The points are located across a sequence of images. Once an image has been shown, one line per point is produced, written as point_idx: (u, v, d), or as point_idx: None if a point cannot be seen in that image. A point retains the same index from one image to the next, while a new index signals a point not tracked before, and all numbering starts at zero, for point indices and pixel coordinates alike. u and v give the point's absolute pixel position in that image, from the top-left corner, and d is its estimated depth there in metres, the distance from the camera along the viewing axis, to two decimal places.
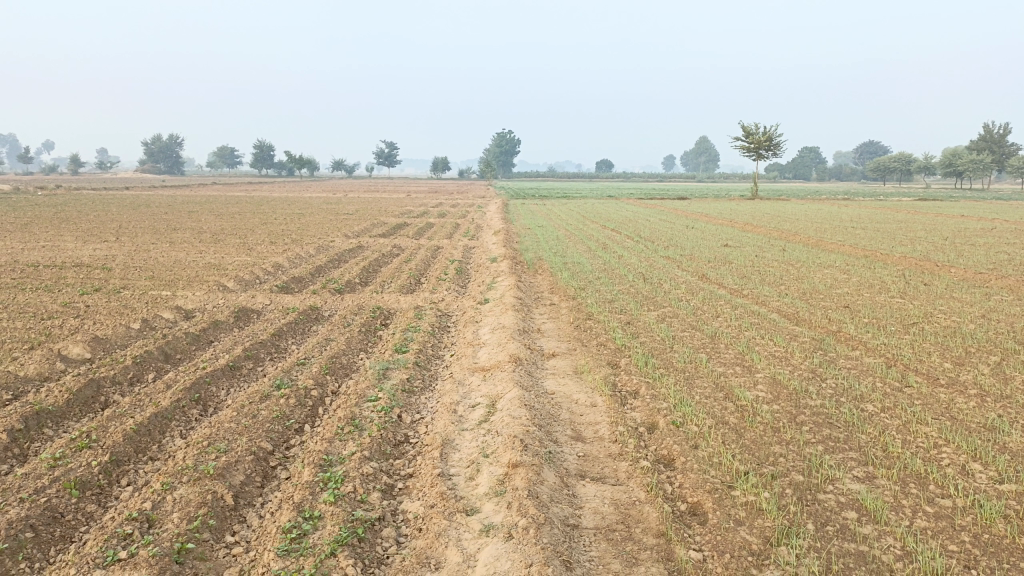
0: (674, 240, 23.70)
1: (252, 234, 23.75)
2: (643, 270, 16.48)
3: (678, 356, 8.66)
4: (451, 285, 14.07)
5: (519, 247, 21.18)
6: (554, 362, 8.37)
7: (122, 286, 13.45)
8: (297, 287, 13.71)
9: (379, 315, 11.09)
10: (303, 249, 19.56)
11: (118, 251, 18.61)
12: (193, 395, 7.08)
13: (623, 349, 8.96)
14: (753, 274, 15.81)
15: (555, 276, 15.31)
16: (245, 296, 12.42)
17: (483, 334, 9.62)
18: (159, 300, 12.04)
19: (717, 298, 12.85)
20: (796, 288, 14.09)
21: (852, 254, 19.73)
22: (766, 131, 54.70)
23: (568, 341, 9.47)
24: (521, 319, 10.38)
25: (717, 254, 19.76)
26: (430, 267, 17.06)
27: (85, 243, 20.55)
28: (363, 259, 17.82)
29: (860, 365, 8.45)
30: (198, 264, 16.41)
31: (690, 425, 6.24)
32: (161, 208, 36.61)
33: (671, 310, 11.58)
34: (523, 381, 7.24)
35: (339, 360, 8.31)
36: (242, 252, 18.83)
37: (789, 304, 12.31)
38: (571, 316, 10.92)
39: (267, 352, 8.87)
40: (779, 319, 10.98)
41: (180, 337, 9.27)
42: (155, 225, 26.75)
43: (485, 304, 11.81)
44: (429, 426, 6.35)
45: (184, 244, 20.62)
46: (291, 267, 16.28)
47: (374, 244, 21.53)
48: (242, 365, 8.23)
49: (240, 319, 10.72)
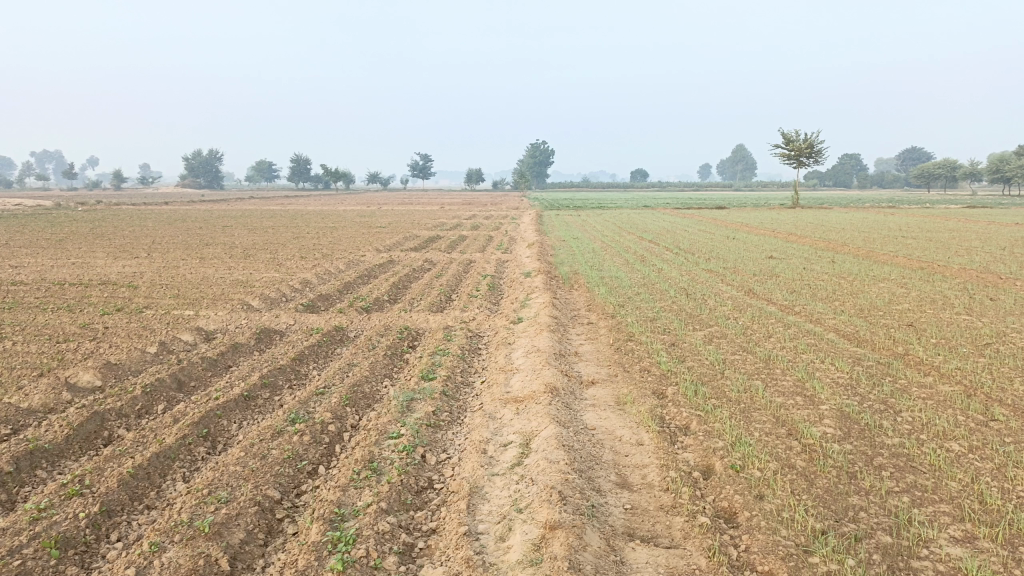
0: (716, 252, 22.82)
1: (283, 249, 23.44)
2: (685, 284, 15.68)
3: (731, 384, 7.87)
4: (482, 303, 13.45)
5: (555, 260, 20.52)
6: (594, 392, 7.64)
7: (146, 305, 13.08)
8: (323, 305, 13.20)
9: (407, 337, 10.47)
10: (333, 264, 19.10)
11: (147, 268, 18.35)
12: (201, 431, 6.53)
13: (669, 376, 8.20)
14: (802, 289, 14.92)
15: (592, 291, 14.60)
16: (269, 316, 11.93)
17: (517, 359, 8.93)
18: (180, 320, 11.60)
19: (767, 315, 12.03)
20: (851, 304, 13.18)
21: (907, 266, 18.65)
22: (807, 137, 53.43)
23: (609, 366, 8.72)
24: (557, 341, 9.67)
25: (762, 266, 18.84)
26: (461, 282, 16.45)
27: (115, 260, 20.40)
28: (393, 275, 17.31)
29: (936, 395, 7.58)
30: (226, 281, 16.05)
31: (751, 470, 5.48)
32: (196, 223, 36.76)
33: (719, 330, 10.79)
34: (560, 415, 6.52)
35: (362, 389, 7.70)
36: (271, 268, 18.45)
37: (845, 322, 11.41)
38: (610, 337, 10.19)
39: (286, 379, 8.29)
40: (838, 340, 10.11)
41: (196, 362, 8.77)
42: (188, 240, 26.63)
43: (518, 324, 11.13)
44: (456, 469, 5.70)
45: (214, 260, 20.36)
46: (320, 284, 15.81)
47: (406, 258, 21.01)
48: (258, 394, 7.66)
49: (261, 342, 10.18)
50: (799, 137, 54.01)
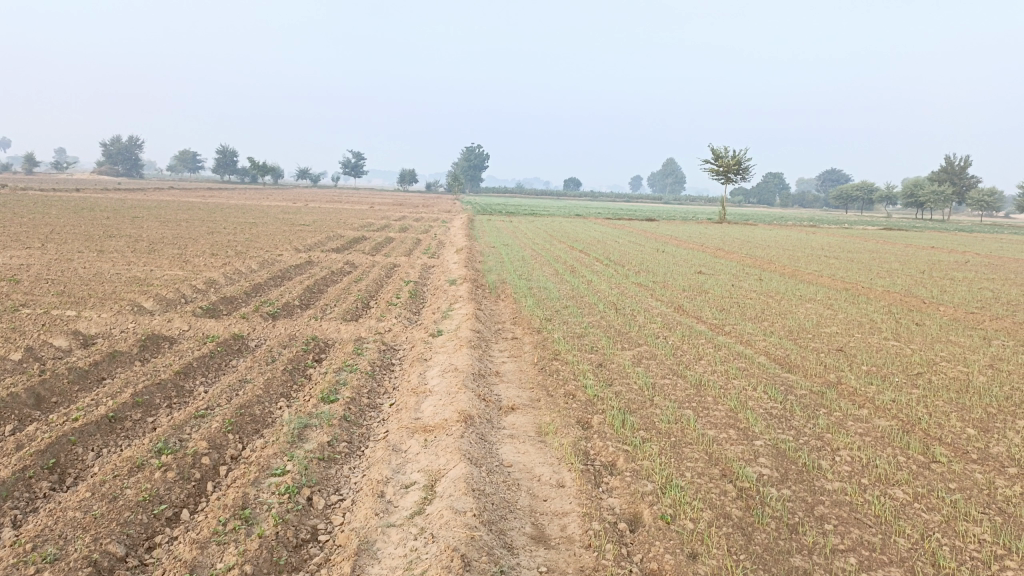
0: (645, 264, 22.54)
1: (194, 244, 21.96)
2: (614, 298, 15.19)
3: (661, 413, 7.28)
4: (401, 312, 12.60)
5: (482, 267, 19.82)
6: (512, 420, 6.92)
7: (22, 302, 11.71)
8: (226, 309, 12.09)
9: (313, 349, 9.54)
10: (244, 263, 17.85)
11: (36, 260, 16.72)
12: (47, 461, 5.52)
13: (595, 403, 7.55)
14: (732, 307, 14.59)
15: (518, 303, 13.93)
16: (161, 320, 10.77)
17: (431, 379, 8.14)
18: (57, 322, 10.33)
19: (697, 335, 11.57)
20: (781, 325, 12.88)
21: (832, 286, 18.69)
22: (736, 154, 54.34)
23: (531, 389, 8.02)
24: (477, 360, 8.92)
25: (691, 282, 18.59)
26: (381, 288, 15.54)
27: (2, 249, 18.64)
28: (309, 277, 16.24)
29: (873, 431, 7.16)
30: (121, 278, 14.70)
31: (684, 522, 4.84)
32: (104, 212, 34.48)
33: (649, 350, 10.25)
34: (473, 450, 5.78)
35: (249, 411, 6.79)
36: (176, 265, 17.09)
37: (776, 345, 11.04)
38: (534, 356, 9.50)
39: (165, 398, 7.29)
40: (770, 365, 9.68)
41: (61, 373, 7.64)
42: (90, 231, 24.73)
43: (437, 338, 10.32)
44: (346, 516, 4.89)
45: (114, 254, 18.81)
46: (227, 285, 14.62)
47: (325, 260, 19.91)
48: (127, 416, 6.65)
49: (146, 352, 9.08)
50: (728, 154, 54.95)
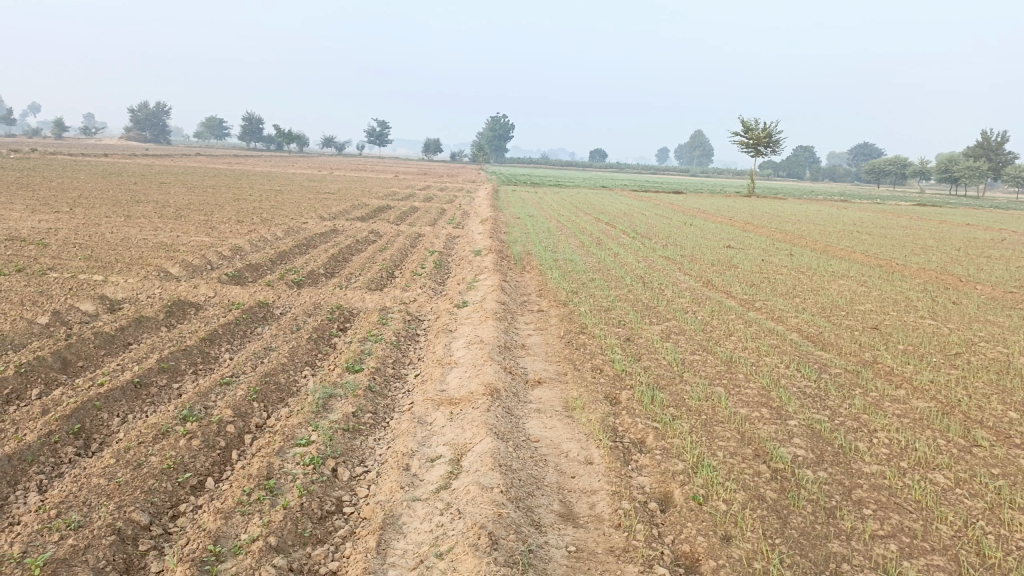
0: (673, 238, 22.22)
1: (220, 211, 22.00)
2: (641, 272, 14.97)
3: (692, 390, 7.12)
4: (427, 282, 12.51)
5: (508, 238, 19.65)
6: (539, 394, 6.80)
7: (51, 266, 11.76)
8: (251, 276, 12.07)
9: (338, 318, 9.47)
10: (270, 230, 17.82)
11: (64, 225, 16.81)
12: (72, 426, 5.50)
13: (623, 378, 7.39)
14: (762, 283, 14.31)
15: (544, 275, 13.77)
16: (186, 286, 10.76)
17: (456, 350, 8.03)
18: (85, 286, 10.36)
19: (727, 310, 11.35)
20: (812, 302, 12.60)
21: (865, 263, 18.29)
22: (767, 127, 53.34)
23: (558, 362, 7.88)
24: (503, 332, 8.80)
25: (720, 256, 18.28)
26: (406, 258, 15.45)
27: (32, 213, 18.78)
28: (334, 245, 16.18)
29: (911, 413, 6.95)
30: (148, 243, 14.74)
31: (716, 504, 4.71)
32: (132, 178, 34.71)
33: (677, 325, 10.05)
34: (500, 424, 5.67)
35: (275, 380, 6.74)
36: (202, 231, 17.12)
37: (808, 322, 10.79)
38: (561, 329, 9.36)
39: (190, 364, 7.26)
40: (803, 343, 9.46)
41: (88, 338, 7.64)
42: (118, 196, 24.88)
43: (462, 310, 10.20)
44: (371, 488, 4.81)
45: (142, 219, 18.89)
46: (252, 252, 14.60)
47: (350, 228, 19.84)
48: (152, 382, 6.63)
49: (172, 318, 9.06)
50: (758, 126, 53.93)
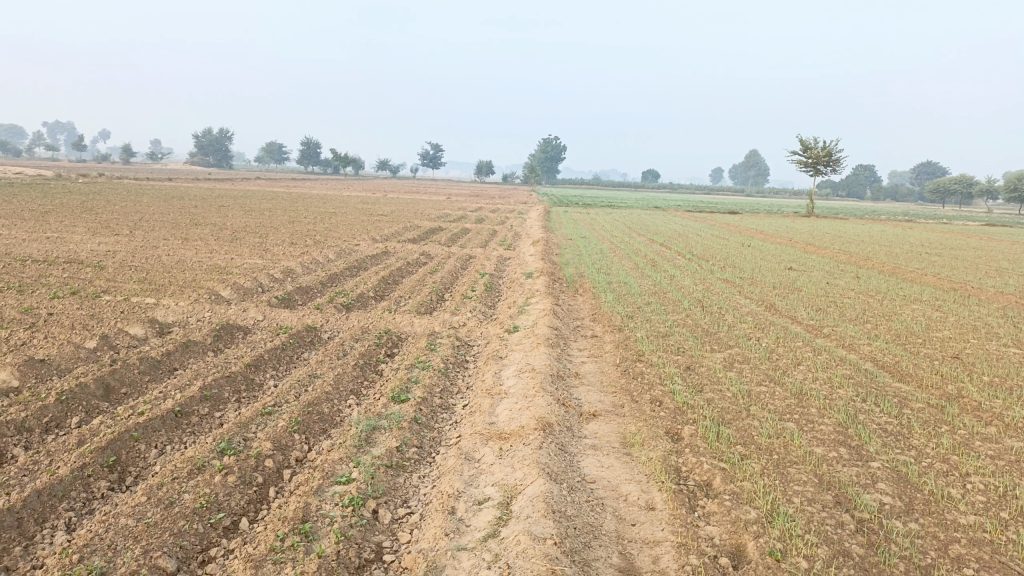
0: (731, 259, 21.52)
1: (275, 233, 22.17)
2: (700, 295, 14.40)
3: (761, 425, 6.58)
4: (477, 305, 12.20)
5: (560, 260, 19.27)
6: (594, 428, 6.36)
7: (105, 289, 11.83)
8: (301, 299, 11.94)
9: (385, 343, 9.20)
10: (322, 253, 17.81)
11: (123, 248, 17.08)
12: (107, 458, 5.29)
13: (685, 412, 6.89)
14: (829, 307, 13.59)
15: (597, 298, 13.34)
16: (236, 310, 10.66)
17: (506, 379, 7.65)
18: (136, 310, 10.33)
19: (793, 337, 10.72)
20: (885, 328, 11.86)
21: (938, 286, 17.33)
22: (826, 145, 51.99)
23: (614, 393, 7.42)
24: (555, 360, 8.39)
25: (782, 278, 17.56)
26: (457, 280, 15.20)
27: (93, 236, 19.18)
28: (385, 268, 16.04)
29: (1009, 454, 6.28)
30: (202, 266, 14.82)
31: (797, 561, 4.19)
32: (192, 201, 35.50)
33: (740, 353, 9.49)
34: (553, 463, 5.25)
35: (317, 409, 6.45)
36: (255, 254, 17.18)
37: (882, 350, 10.09)
38: (616, 356, 8.90)
39: (233, 391, 7.04)
40: (878, 373, 8.80)
41: (133, 363, 7.51)
42: (177, 219, 25.34)
43: (513, 335, 9.83)
44: (413, 534, 4.45)
45: (198, 242, 19.10)
46: (303, 274, 14.55)
47: (401, 250, 19.72)
48: (193, 411, 6.42)
49: (219, 342, 8.92)
50: (817, 144, 52.59)
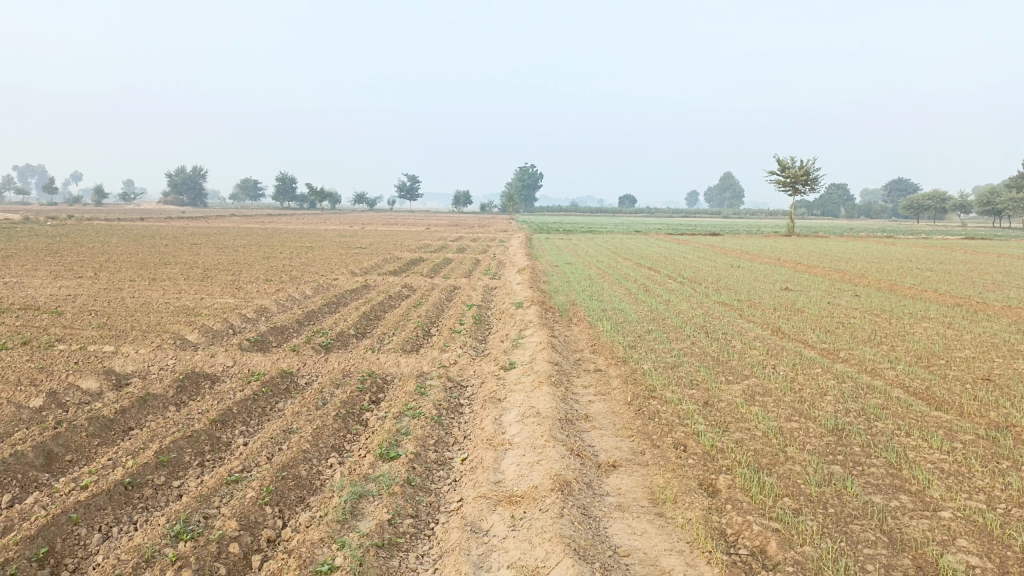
0: (723, 281, 20.84)
1: (249, 270, 21.20)
2: (700, 320, 13.64)
3: (805, 472, 5.76)
4: (467, 340, 11.33)
5: (549, 288, 18.47)
6: (616, 483, 5.50)
7: (60, 337, 10.82)
8: (275, 340, 11.01)
9: (370, 388, 8.29)
10: (298, 289, 16.85)
11: (84, 291, 16.03)
12: (36, 550, 4.33)
13: (716, 457, 6.04)
14: (839, 328, 12.86)
15: (594, 327, 12.53)
16: (203, 355, 9.69)
17: (509, 427, 6.76)
18: (92, 360, 9.34)
19: (811, 363, 9.95)
20: (902, 349, 11.13)
21: (942, 302, 16.73)
22: (804, 164, 51.96)
23: (632, 437, 6.58)
24: (561, 401, 7.54)
25: (781, 299, 16.86)
26: (442, 313, 14.33)
27: (54, 280, 18.10)
28: (366, 303, 15.14)
29: None
30: (169, 307, 13.83)
31: None
32: (163, 240, 34.40)
33: (759, 384, 8.69)
34: (579, 535, 4.38)
35: (293, 473, 5.53)
36: (227, 292, 16.20)
37: (909, 374, 9.35)
38: (627, 393, 8.06)
39: (196, 454, 6.09)
40: (913, 402, 8.02)
41: (80, 425, 6.54)
42: (147, 259, 24.27)
43: (510, 373, 8.97)
44: None
45: (167, 282, 18.09)
46: (279, 313, 13.61)
47: (382, 283, 18.82)
48: (147, 481, 5.47)
49: (183, 394, 7.96)
50: (795, 163, 52.57)
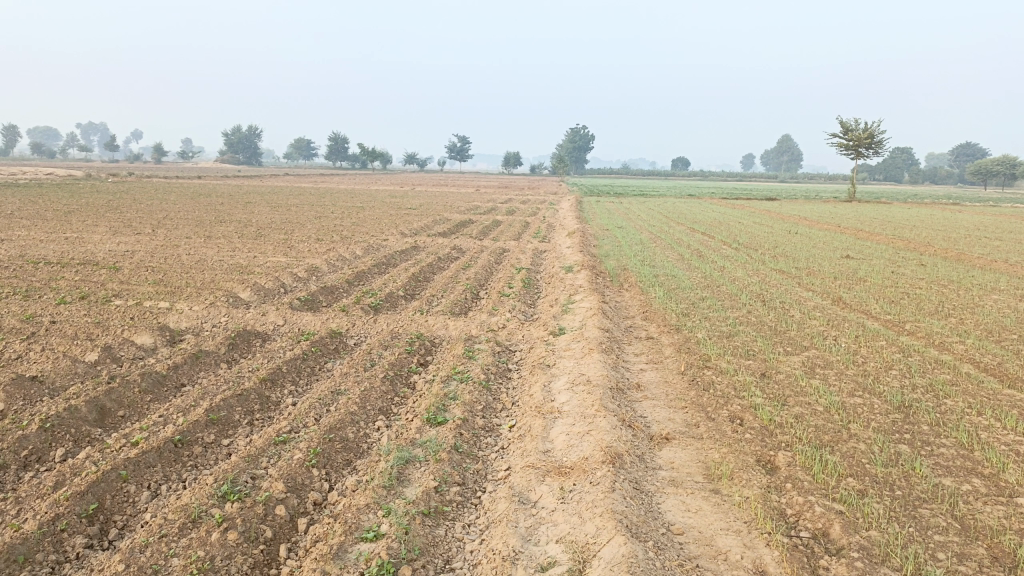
0: (780, 248, 20.21)
1: (300, 229, 21.36)
2: (757, 288, 13.22)
3: (870, 451, 5.47)
4: (516, 304, 11.18)
5: (599, 252, 18.17)
6: (669, 456, 5.31)
7: (117, 292, 11.01)
8: (325, 300, 11.02)
9: (418, 350, 8.21)
10: (348, 249, 16.89)
11: (142, 247, 16.33)
12: (87, 506, 4.36)
13: (774, 433, 5.79)
14: (903, 299, 12.32)
15: (646, 293, 12.24)
16: (254, 314, 9.74)
17: (558, 395, 6.61)
18: (147, 316, 9.47)
19: (874, 335, 9.53)
20: (972, 322, 10.59)
21: (1014, 273, 15.91)
22: (868, 126, 49.96)
23: (686, 409, 6.36)
24: (612, 369, 7.34)
25: (841, 268, 16.25)
26: (491, 276, 14.19)
27: (114, 236, 18.50)
28: (415, 264, 15.08)
29: None
30: (222, 265, 13.99)
31: None
32: (218, 198, 34.95)
33: (819, 356, 8.34)
34: (630, 511, 4.21)
35: (340, 436, 5.47)
36: (278, 251, 16.33)
37: (980, 349, 8.87)
38: (680, 362, 7.82)
39: (245, 413, 6.09)
40: (985, 378, 7.59)
41: (133, 381, 6.60)
42: (202, 217, 24.66)
43: (560, 339, 8.79)
44: None
45: (221, 240, 18.33)
46: (329, 272, 13.64)
47: (431, 244, 18.76)
48: (197, 439, 5.48)
49: (234, 352, 8.00)
50: (858, 126, 50.58)
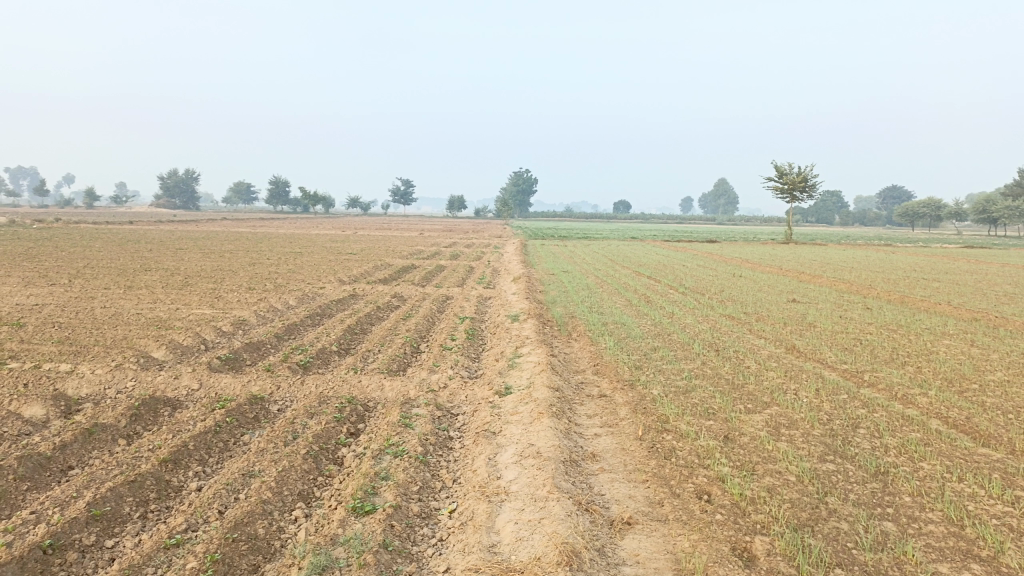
0: (727, 292, 20.00)
1: (232, 277, 20.25)
2: (709, 336, 12.76)
3: (854, 533, 4.87)
4: (460, 359, 10.43)
5: (546, 299, 17.60)
6: (634, 548, 4.61)
7: (13, 354, 9.87)
8: (250, 358, 10.09)
9: (349, 417, 7.39)
10: (281, 299, 15.91)
11: (52, 300, 15.06)
12: None
13: (748, 512, 5.16)
14: (857, 347, 12.00)
15: (596, 344, 11.66)
16: (166, 377, 8.75)
17: (505, 471, 5.88)
18: (42, 382, 8.40)
19: (835, 388, 9.08)
20: (930, 371, 10.27)
21: (958, 316, 15.89)
22: (803, 171, 51.24)
23: (647, 484, 5.70)
24: (565, 437, 6.65)
25: (791, 313, 16.01)
26: (433, 327, 13.43)
27: (25, 287, 17.13)
28: (352, 314, 14.23)
29: None
30: (140, 319, 12.90)
31: None
32: (148, 245, 33.40)
33: (783, 414, 7.79)
34: None
35: (247, 533, 4.62)
36: (204, 302, 15.26)
37: (945, 402, 8.48)
38: (637, 425, 7.18)
39: (137, 505, 5.18)
40: (957, 436, 7.15)
41: (7, 466, 5.61)
42: (128, 265, 23.25)
43: (507, 400, 8.07)
44: None
45: (143, 290, 17.13)
46: (257, 326, 12.67)
47: (370, 293, 17.92)
48: (72, 543, 4.55)
49: (137, 424, 7.04)
50: (793, 170, 51.86)
